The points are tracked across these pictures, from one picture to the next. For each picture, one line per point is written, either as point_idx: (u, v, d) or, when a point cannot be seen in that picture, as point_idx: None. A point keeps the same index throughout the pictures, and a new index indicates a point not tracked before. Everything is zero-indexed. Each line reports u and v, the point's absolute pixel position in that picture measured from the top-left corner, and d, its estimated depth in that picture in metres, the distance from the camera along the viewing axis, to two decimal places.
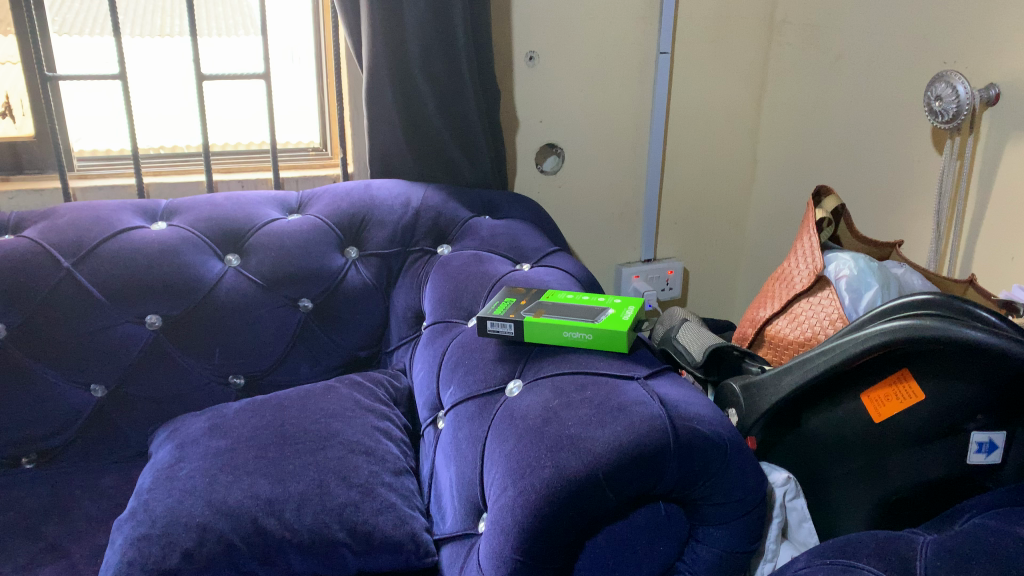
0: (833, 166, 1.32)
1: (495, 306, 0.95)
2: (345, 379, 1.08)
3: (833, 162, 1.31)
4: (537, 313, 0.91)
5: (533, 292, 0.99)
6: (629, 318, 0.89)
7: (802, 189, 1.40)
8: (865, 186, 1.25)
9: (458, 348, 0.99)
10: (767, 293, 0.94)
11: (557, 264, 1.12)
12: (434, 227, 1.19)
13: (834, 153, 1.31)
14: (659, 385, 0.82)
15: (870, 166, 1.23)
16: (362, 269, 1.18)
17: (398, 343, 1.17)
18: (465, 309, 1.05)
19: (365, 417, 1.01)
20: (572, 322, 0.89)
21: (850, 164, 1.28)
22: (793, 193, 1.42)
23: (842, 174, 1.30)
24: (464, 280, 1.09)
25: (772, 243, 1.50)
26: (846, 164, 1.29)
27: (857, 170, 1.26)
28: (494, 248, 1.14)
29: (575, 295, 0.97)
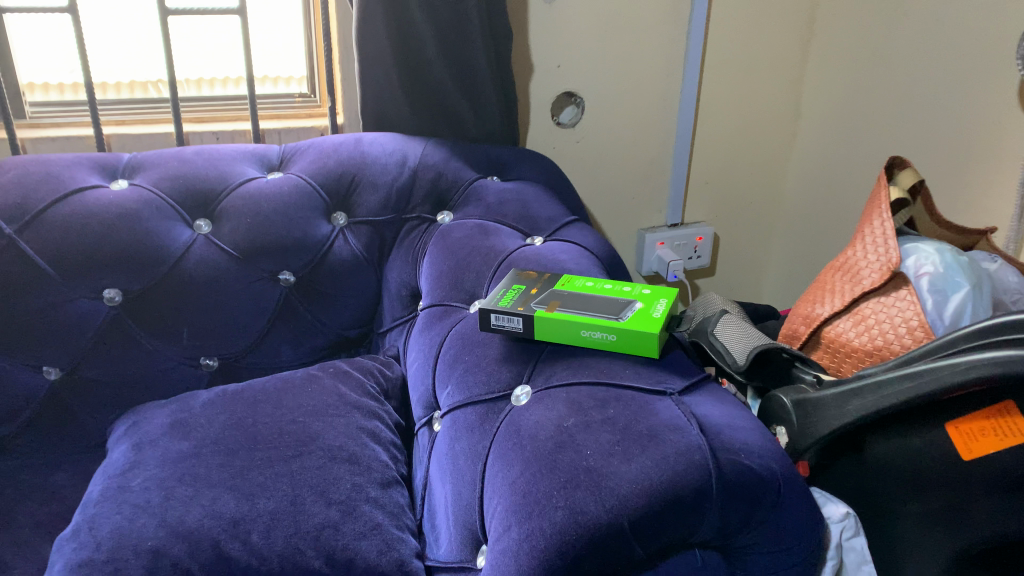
0: (891, 125, 1.15)
1: (500, 294, 0.80)
2: (330, 367, 0.95)
3: (892, 121, 1.15)
4: (551, 307, 0.77)
5: (545, 275, 0.84)
6: (661, 316, 0.75)
7: (851, 151, 1.23)
8: (931, 151, 1.09)
9: (457, 339, 0.85)
10: (825, 285, 0.80)
11: (572, 238, 0.98)
12: (434, 190, 1.04)
13: (894, 111, 1.14)
14: (697, 401, 0.68)
15: (939, 128, 1.07)
16: (351, 237, 1.03)
17: (391, 325, 1.01)
18: (468, 290, 0.91)
19: (350, 415, 0.87)
20: (593, 320, 0.74)
21: (913, 124, 1.11)
22: (842, 156, 1.26)
23: (903, 135, 1.13)
24: (467, 255, 0.95)
25: (814, 210, 1.34)
26: (906, 123, 1.12)
27: (922, 132, 1.10)
28: (501, 218, 1.00)
29: (595, 281, 0.82)
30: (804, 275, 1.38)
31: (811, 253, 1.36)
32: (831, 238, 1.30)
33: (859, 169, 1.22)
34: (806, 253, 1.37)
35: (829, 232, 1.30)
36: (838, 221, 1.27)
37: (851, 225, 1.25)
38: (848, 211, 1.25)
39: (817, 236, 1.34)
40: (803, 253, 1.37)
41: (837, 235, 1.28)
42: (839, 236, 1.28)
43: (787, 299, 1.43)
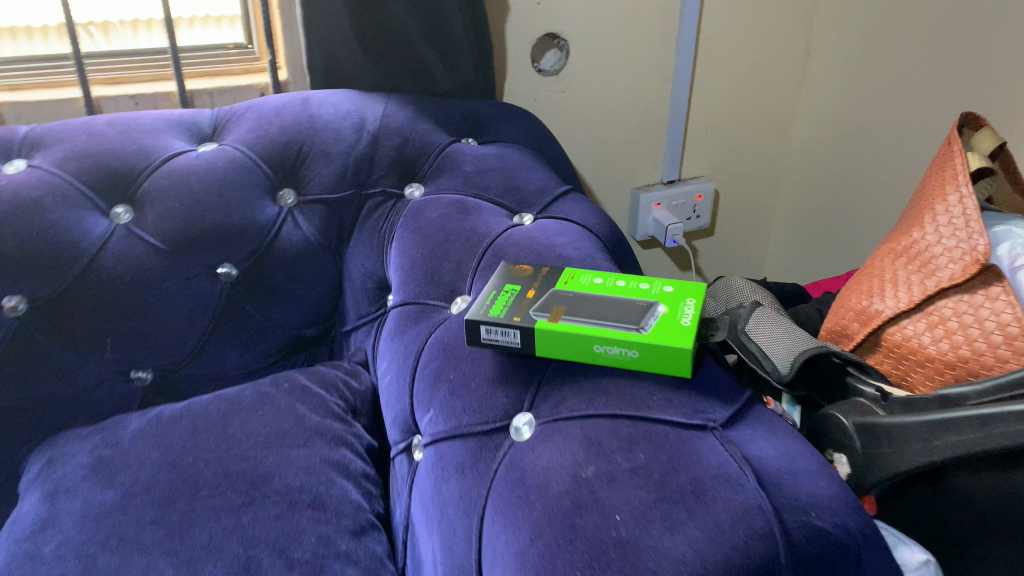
0: (919, 65, 1.00)
1: (489, 298, 0.65)
2: (286, 381, 0.79)
3: (919, 61, 1.00)
4: (555, 318, 0.62)
5: (542, 270, 0.69)
6: (692, 323, 0.60)
7: (872, 95, 1.09)
8: (967, 96, 0.94)
9: (437, 350, 0.70)
10: (883, 272, 0.66)
11: (566, 214, 0.83)
12: (399, 158, 0.88)
13: (921, 50, 0.99)
14: (746, 438, 0.55)
15: (976, 70, 0.92)
16: (301, 219, 0.86)
17: (355, 323, 0.86)
18: (447, 285, 0.76)
19: (311, 444, 0.72)
20: (609, 332, 0.60)
21: (945, 64, 0.97)
22: (859, 100, 1.11)
23: (932, 78, 0.99)
24: (443, 240, 0.79)
25: (829, 161, 1.20)
26: (936, 64, 0.98)
27: (956, 75, 0.95)
28: (482, 192, 0.84)
29: (604, 276, 0.67)
30: (817, 231, 1.25)
31: (825, 208, 1.23)
32: (850, 193, 1.16)
33: (882, 115, 1.07)
34: (819, 208, 1.24)
35: (847, 184, 1.17)
36: (859, 174, 1.14)
37: (873, 178, 1.12)
38: (870, 163, 1.12)
39: (832, 189, 1.20)
40: (817, 207, 1.24)
41: (858, 189, 1.15)
42: (859, 191, 1.15)
43: (796, 257, 1.31)
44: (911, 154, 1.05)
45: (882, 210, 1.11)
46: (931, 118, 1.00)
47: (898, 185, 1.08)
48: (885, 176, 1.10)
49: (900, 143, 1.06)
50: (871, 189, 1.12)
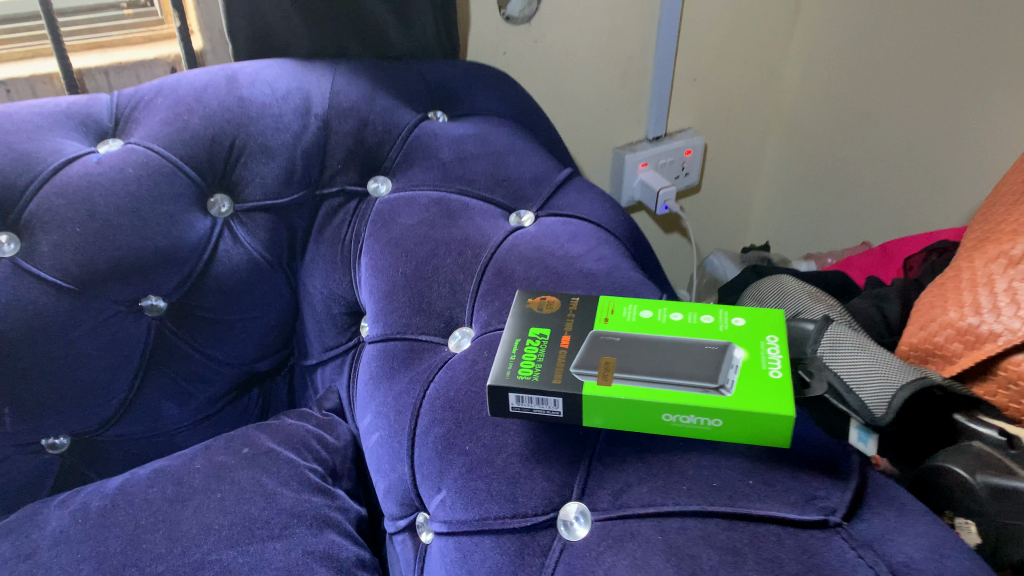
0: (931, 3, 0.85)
1: (514, 351, 0.50)
2: (245, 444, 0.63)
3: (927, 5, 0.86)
4: (608, 379, 0.48)
5: (571, 301, 0.54)
6: (785, 375, 0.47)
7: (867, 44, 0.95)
8: (989, 47, 0.81)
9: (442, 408, 0.55)
10: (988, 281, 0.53)
11: (573, 211, 0.68)
12: (358, 147, 0.70)
13: None
14: (879, 536, 0.42)
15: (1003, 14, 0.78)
16: (242, 232, 0.68)
17: (320, 357, 0.70)
18: (441, 315, 0.61)
19: (289, 533, 0.58)
20: (684, 398, 0.46)
21: (955, 15, 0.83)
22: (852, 49, 0.97)
23: (948, 21, 0.84)
24: (428, 255, 0.63)
25: (817, 114, 1.07)
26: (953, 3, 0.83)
27: (975, 21, 0.81)
28: (467, 187, 0.69)
29: (652, 307, 0.53)
30: (804, 190, 1.13)
31: (813, 167, 1.10)
32: (845, 150, 1.04)
33: (888, 59, 0.93)
34: (807, 164, 1.11)
35: (843, 138, 1.04)
36: (853, 132, 1.02)
37: (869, 137, 0.99)
38: (866, 121, 0.99)
39: (823, 144, 1.07)
40: (805, 164, 1.12)
41: (854, 146, 1.02)
42: (857, 146, 1.02)
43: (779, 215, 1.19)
44: (920, 105, 0.91)
45: (886, 167, 0.98)
46: (938, 76, 0.87)
47: (900, 145, 0.95)
48: (888, 132, 0.96)
49: (907, 91, 0.92)
50: (872, 144, 0.99)
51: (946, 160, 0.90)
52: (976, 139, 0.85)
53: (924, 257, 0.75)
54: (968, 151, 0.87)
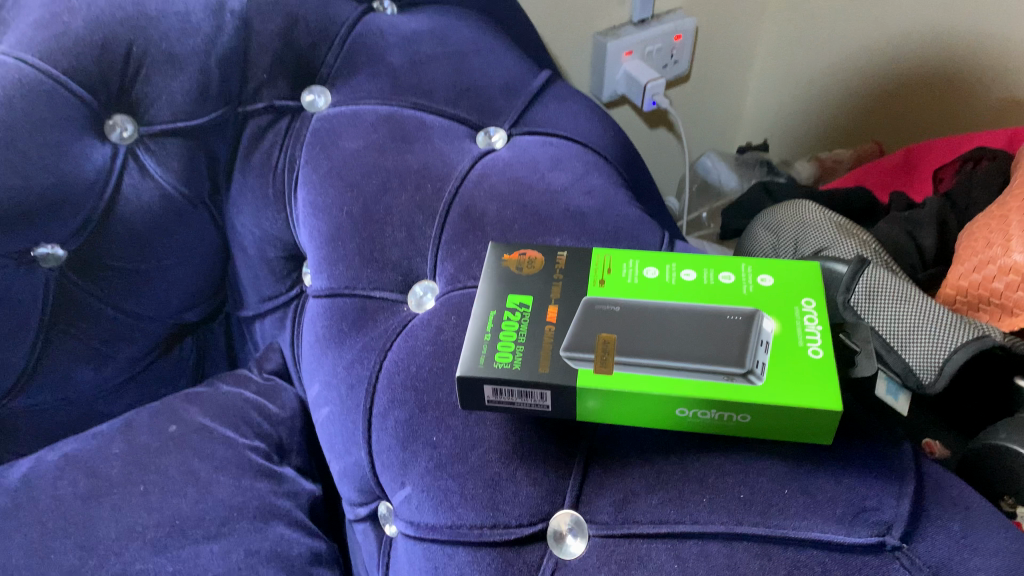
0: None
1: (490, 329, 0.40)
2: (173, 422, 0.54)
3: None
4: (609, 365, 0.38)
5: (558, 258, 0.44)
6: (826, 354, 0.38)
7: None
8: None
9: (402, 387, 0.45)
10: None
11: (551, 128, 0.56)
12: (289, 51, 0.57)
13: None
14: (947, 560, 0.34)
15: None
16: (149, 162, 0.55)
17: (258, 308, 0.59)
18: (398, 265, 0.50)
19: (229, 531, 0.49)
20: (702, 389, 0.37)
21: None
22: None
23: None
24: (380, 190, 0.52)
25: (806, 20, 0.91)
26: None
27: None
28: (423, 100, 0.56)
29: (657, 264, 0.43)
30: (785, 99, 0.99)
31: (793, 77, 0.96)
32: (844, 43, 0.87)
33: None
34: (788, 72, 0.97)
35: (842, 29, 0.87)
36: (845, 42, 0.87)
37: (868, 36, 0.84)
38: (862, 23, 0.84)
39: (817, 36, 0.91)
40: (797, 58, 0.96)
41: (855, 39, 0.86)
42: (857, 39, 0.85)
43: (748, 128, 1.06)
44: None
45: (891, 66, 0.82)
46: None
47: (907, 39, 0.79)
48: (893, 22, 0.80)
49: None
50: (875, 35, 0.83)
51: (961, 58, 0.74)
52: (1001, 34, 0.69)
53: (958, 166, 0.65)
54: (989, 49, 0.71)
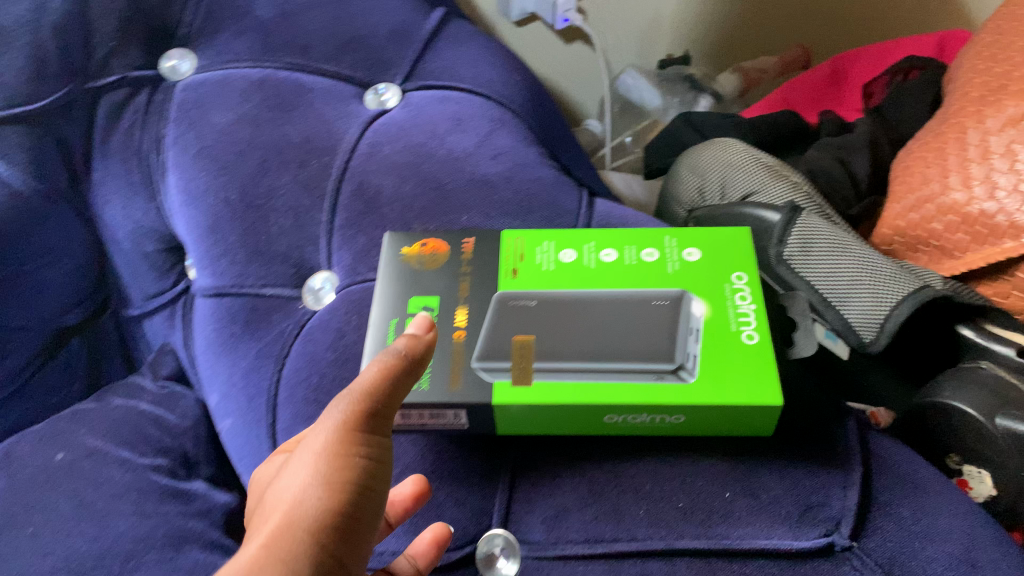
0: None
1: (393, 338, 0.36)
2: (61, 450, 0.48)
3: None
4: (526, 373, 0.34)
5: (464, 246, 0.39)
6: (762, 338, 0.34)
7: None
8: None
9: (304, 400, 0.40)
10: (982, 153, 0.41)
11: (449, 80, 0.50)
12: (138, 12, 0.49)
13: None
14: (900, 553, 0.32)
15: None
16: None
17: (145, 306, 0.53)
18: (288, 257, 0.45)
19: (136, 566, 0.43)
20: (630, 391, 0.33)
21: None
22: None
23: None
24: (259, 171, 0.46)
25: None
26: None
27: None
28: (299, 59, 0.50)
29: (574, 243, 0.39)
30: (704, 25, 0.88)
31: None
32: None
33: None
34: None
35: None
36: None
37: None
38: None
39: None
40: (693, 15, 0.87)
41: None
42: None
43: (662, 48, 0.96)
44: None
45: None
46: None
47: None
48: None
49: None
50: None
51: None
52: None
53: (888, 79, 0.61)
54: None
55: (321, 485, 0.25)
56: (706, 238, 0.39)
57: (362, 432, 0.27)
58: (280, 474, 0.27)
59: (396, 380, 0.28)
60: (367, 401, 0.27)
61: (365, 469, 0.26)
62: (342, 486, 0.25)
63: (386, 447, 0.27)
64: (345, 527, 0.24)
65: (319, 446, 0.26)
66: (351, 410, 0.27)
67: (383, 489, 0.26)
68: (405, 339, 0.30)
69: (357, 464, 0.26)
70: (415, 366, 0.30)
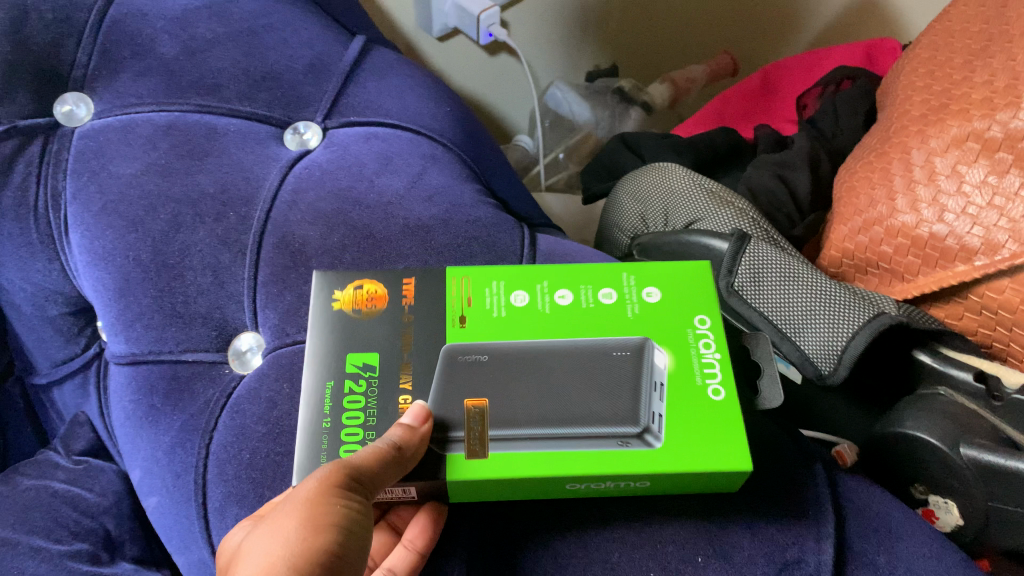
0: None
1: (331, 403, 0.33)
2: None
3: None
4: (479, 448, 0.31)
5: (405, 288, 0.36)
6: (728, 395, 0.32)
7: None
8: None
9: (237, 478, 0.37)
10: (927, 174, 0.41)
11: (371, 116, 0.48)
12: (22, 53, 0.44)
13: None
14: None
15: None
16: None
17: (54, 372, 0.49)
18: (208, 318, 0.41)
19: None
20: (594, 460, 0.31)
21: None
22: None
23: None
24: (171, 227, 0.42)
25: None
26: None
27: None
28: (209, 101, 0.46)
29: (527, 283, 0.36)
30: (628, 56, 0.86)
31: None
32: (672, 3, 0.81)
33: None
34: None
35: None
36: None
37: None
38: None
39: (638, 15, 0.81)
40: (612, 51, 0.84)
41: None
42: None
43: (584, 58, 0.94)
44: None
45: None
46: None
47: None
48: None
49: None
50: None
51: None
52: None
53: (820, 91, 0.60)
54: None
55: (302, 530, 0.27)
56: (668, 273, 0.37)
57: (343, 487, 0.29)
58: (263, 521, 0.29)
59: (390, 461, 0.29)
60: (351, 468, 0.29)
61: (345, 518, 0.28)
62: (322, 532, 0.27)
63: (367, 512, 0.29)
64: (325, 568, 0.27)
65: (302, 496, 0.28)
66: (336, 469, 0.29)
67: (361, 539, 0.29)
68: (403, 425, 0.31)
69: (337, 513, 0.28)
70: (408, 453, 0.30)
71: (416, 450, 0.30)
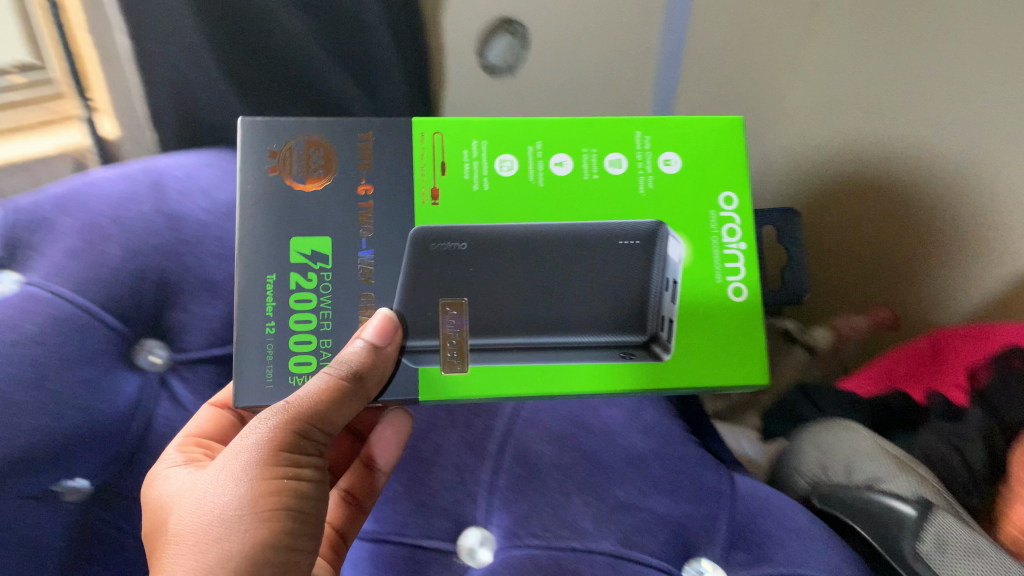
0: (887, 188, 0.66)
1: (277, 302, 0.45)
2: None
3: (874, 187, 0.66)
4: (458, 359, 0.45)
5: (363, 191, 0.45)
6: (747, 296, 0.46)
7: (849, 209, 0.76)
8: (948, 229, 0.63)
9: None
10: None
11: None
12: None
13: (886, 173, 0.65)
14: None
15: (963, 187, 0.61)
16: (182, 391, 0.56)
17: None
18: (448, 512, 0.51)
19: None
20: (605, 370, 0.46)
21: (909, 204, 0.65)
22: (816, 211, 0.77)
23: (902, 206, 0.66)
24: (428, 427, 0.55)
25: None
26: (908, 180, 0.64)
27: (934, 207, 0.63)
28: None
29: (514, 150, 0.47)
30: None
31: None
32: None
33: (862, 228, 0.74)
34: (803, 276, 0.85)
35: None
36: None
37: None
38: None
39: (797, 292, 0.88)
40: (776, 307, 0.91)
41: None
42: None
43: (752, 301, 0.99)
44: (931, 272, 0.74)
45: None
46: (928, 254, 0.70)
47: None
48: None
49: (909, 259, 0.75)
50: None
51: None
52: None
53: None
54: None
55: (256, 471, 0.38)
56: (683, 131, 0.48)
57: (299, 425, 0.39)
58: (207, 473, 0.39)
59: (332, 397, 0.40)
60: (298, 411, 0.39)
61: (292, 457, 0.39)
62: (279, 466, 0.38)
63: (318, 437, 0.41)
64: (291, 503, 0.38)
65: (249, 449, 0.38)
66: (282, 417, 0.39)
67: (314, 465, 0.40)
68: (356, 352, 0.42)
69: (286, 456, 0.39)
70: (353, 384, 0.41)
71: (371, 371, 0.42)
